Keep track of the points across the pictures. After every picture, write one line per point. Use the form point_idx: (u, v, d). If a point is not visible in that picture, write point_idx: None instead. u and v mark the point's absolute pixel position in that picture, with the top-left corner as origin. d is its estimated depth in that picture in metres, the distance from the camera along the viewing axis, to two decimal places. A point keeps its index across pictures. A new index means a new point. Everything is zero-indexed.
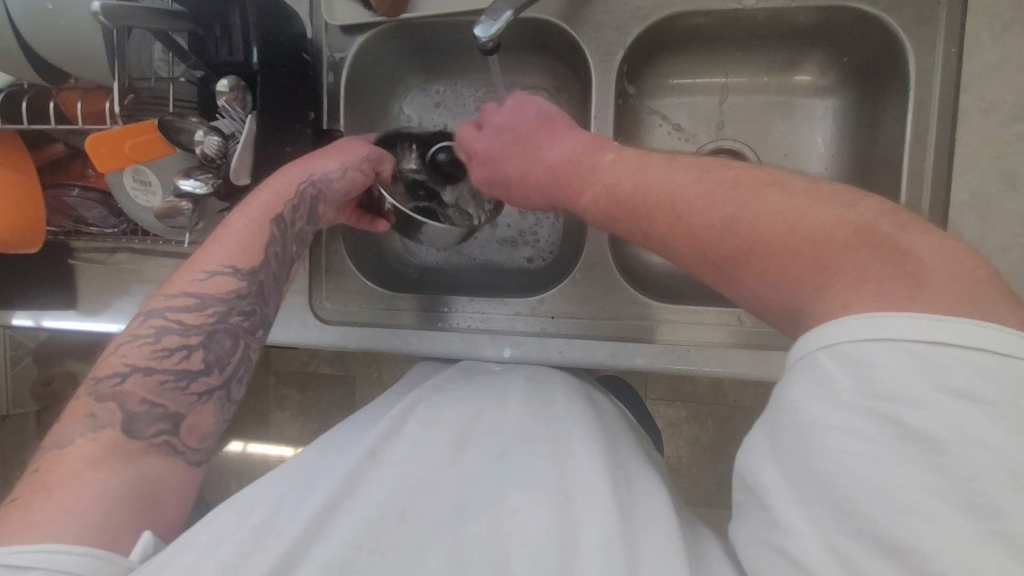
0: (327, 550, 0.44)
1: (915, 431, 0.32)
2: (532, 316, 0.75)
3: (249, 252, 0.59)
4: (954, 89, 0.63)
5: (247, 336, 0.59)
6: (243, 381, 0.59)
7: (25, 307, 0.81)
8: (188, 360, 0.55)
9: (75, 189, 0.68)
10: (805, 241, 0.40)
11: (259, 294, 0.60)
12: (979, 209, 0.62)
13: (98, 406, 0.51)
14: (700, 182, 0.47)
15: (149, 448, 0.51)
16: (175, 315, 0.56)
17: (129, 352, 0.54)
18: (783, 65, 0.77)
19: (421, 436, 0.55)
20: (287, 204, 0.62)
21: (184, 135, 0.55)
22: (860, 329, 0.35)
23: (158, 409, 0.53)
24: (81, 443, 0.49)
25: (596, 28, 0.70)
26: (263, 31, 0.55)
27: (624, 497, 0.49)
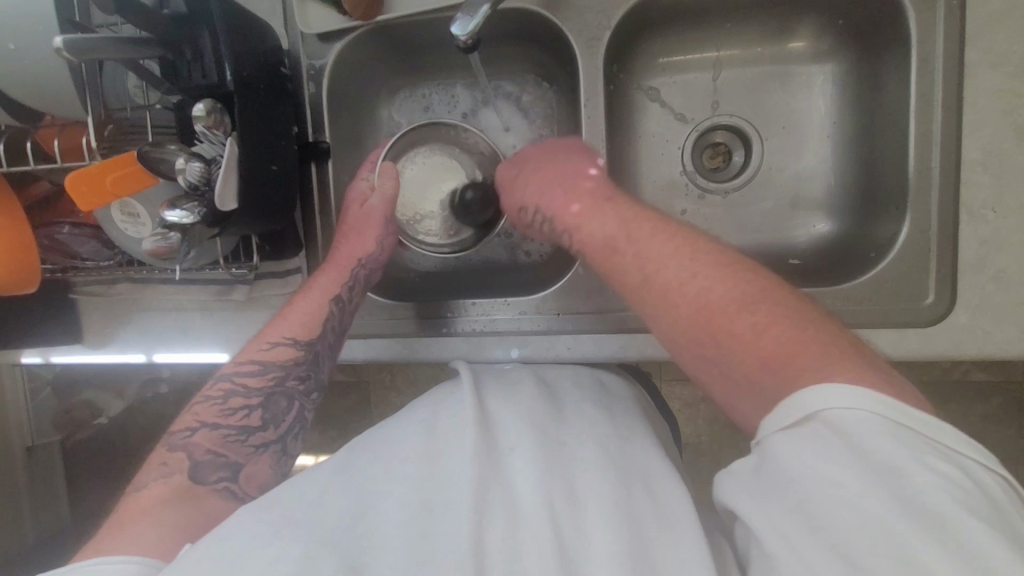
0: (348, 548, 0.44)
1: (916, 495, 0.35)
2: (537, 314, 0.73)
3: (308, 328, 0.66)
4: (959, 44, 0.60)
5: (301, 398, 0.65)
6: (297, 437, 0.65)
7: (32, 345, 0.81)
8: (248, 418, 0.61)
9: (65, 226, 0.67)
10: (782, 340, 0.46)
11: (315, 362, 0.66)
12: (993, 167, 0.61)
13: (170, 455, 0.58)
14: (694, 261, 0.52)
15: (211, 492, 0.57)
16: (242, 379, 0.63)
17: (200, 410, 0.61)
18: (777, 33, 0.74)
19: (447, 427, 0.54)
20: (344, 286, 0.68)
21: (164, 164, 0.53)
22: (828, 397, 0.41)
23: (221, 458, 0.59)
24: (153, 487, 0.55)
25: (578, 12, 0.67)
26: (234, 49, 0.53)
27: (636, 500, 0.47)
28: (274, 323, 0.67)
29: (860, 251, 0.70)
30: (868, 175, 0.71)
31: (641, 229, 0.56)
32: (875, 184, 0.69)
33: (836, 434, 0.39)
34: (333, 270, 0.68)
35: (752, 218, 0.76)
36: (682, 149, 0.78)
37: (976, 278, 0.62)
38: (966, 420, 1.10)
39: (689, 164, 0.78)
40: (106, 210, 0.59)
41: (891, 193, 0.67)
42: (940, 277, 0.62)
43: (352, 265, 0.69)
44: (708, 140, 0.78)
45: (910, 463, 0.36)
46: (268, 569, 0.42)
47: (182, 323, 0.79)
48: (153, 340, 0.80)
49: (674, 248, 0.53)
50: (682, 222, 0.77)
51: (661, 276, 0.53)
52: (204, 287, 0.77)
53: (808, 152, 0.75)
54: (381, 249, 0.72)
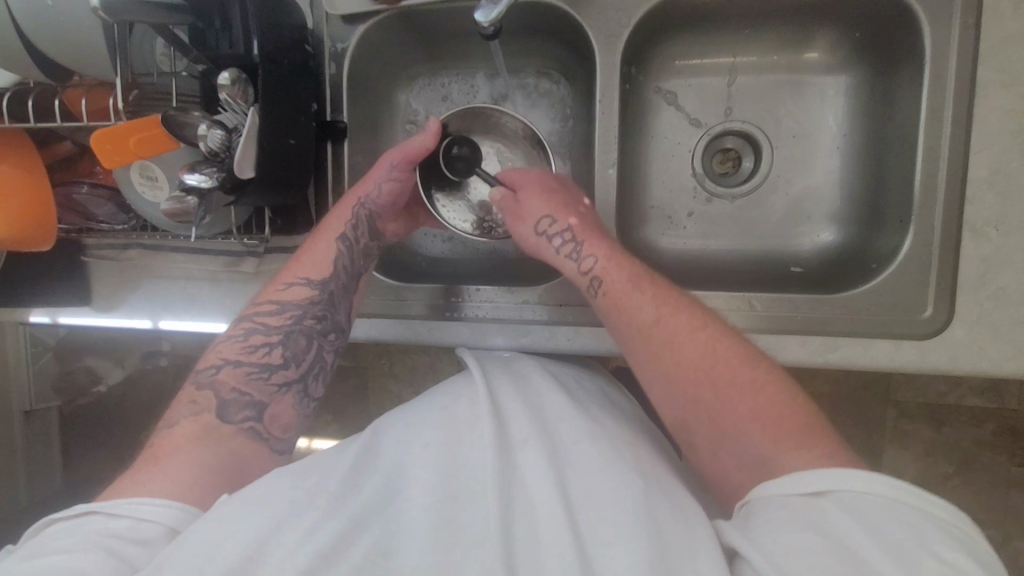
0: (376, 528, 0.44)
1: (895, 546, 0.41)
2: (541, 304, 0.74)
3: (320, 266, 0.67)
4: (971, 62, 0.61)
5: (320, 337, 0.67)
6: (318, 377, 0.67)
7: (43, 304, 0.82)
8: (269, 355, 0.64)
9: (84, 186, 0.68)
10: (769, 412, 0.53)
11: (330, 303, 0.67)
12: (997, 186, 0.61)
13: (198, 394, 0.60)
14: (703, 331, 0.57)
15: (236, 431, 0.59)
16: (261, 318, 0.65)
17: (224, 347, 0.63)
18: (793, 43, 0.75)
19: (468, 417, 0.55)
20: (349, 225, 0.68)
21: (186, 129, 0.55)
22: (843, 481, 0.46)
23: (246, 397, 0.61)
24: (184, 423, 0.58)
25: (599, 10, 0.68)
26: (262, 22, 0.55)
27: (654, 501, 0.47)
28: (290, 262, 0.69)
29: (862, 263, 0.70)
30: (874, 189, 0.72)
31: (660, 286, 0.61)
32: (880, 198, 0.70)
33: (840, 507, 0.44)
34: (339, 210, 0.69)
35: (757, 224, 0.77)
36: (693, 152, 0.79)
37: (975, 295, 0.62)
38: (958, 443, 1.11)
39: (698, 168, 0.79)
40: (125, 172, 0.60)
41: (896, 207, 0.68)
42: (939, 291, 0.63)
43: (354, 206, 0.69)
44: (719, 144, 0.78)
45: (902, 554, 0.40)
46: (293, 546, 0.42)
47: (191, 292, 0.80)
48: (162, 307, 0.81)
49: (664, 311, 0.59)
50: (689, 224, 0.78)
51: (665, 329, 0.58)
52: (215, 258, 0.78)
53: (817, 163, 0.76)
54: (386, 193, 0.70)
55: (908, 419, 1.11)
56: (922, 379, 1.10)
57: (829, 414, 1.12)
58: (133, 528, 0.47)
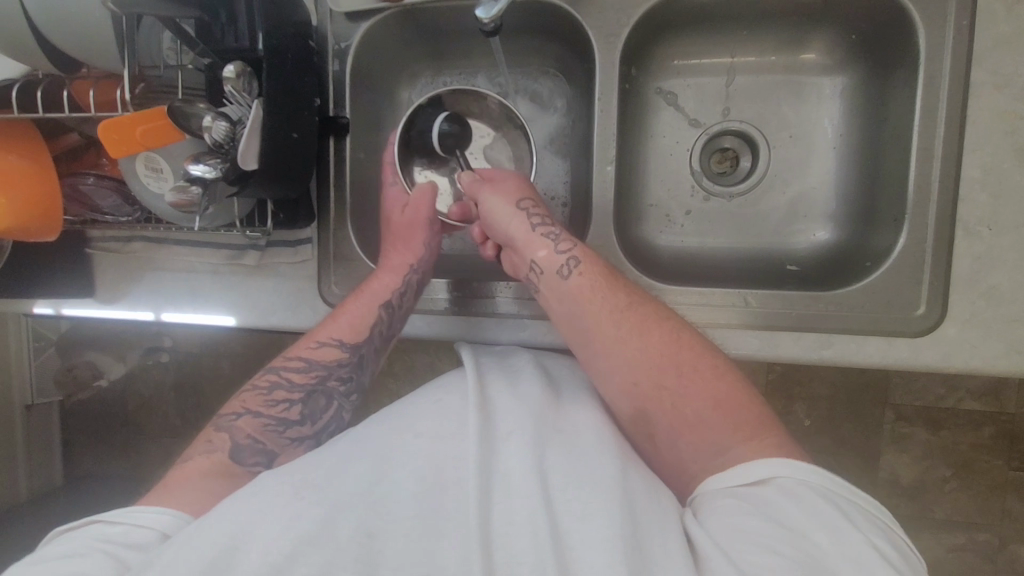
0: (362, 513, 0.46)
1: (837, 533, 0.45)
2: (538, 299, 0.74)
3: (356, 331, 0.68)
4: (964, 64, 0.62)
5: (340, 397, 0.69)
6: (331, 433, 0.68)
7: (47, 296, 0.83)
8: (288, 411, 0.66)
9: (90, 178, 0.70)
10: (716, 401, 0.56)
11: (357, 364, 0.69)
12: (989, 185, 0.62)
13: (216, 434, 0.63)
14: (660, 325, 0.60)
15: (246, 473, 0.62)
16: (287, 374, 0.67)
17: (248, 398, 0.66)
18: (791, 44, 0.76)
19: (459, 406, 0.55)
20: (396, 294, 0.70)
21: (192, 120, 0.56)
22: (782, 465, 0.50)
23: (259, 445, 0.63)
24: (199, 459, 0.61)
25: (599, 9, 0.69)
26: (267, 17, 0.56)
27: (635, 492, 0.48)
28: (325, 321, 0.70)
29: (857, 261, 0.71)
30: (869, 189, 0.72)
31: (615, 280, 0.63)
32: (876, 198, 0.71)
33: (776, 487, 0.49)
34: (386, 276, 0.70)
35: (755, 222, 0.78)
36: (691, 151, 0.80)
37: (968, 294, 0.63)
38: (956, 446, 1.11)
39: (696, 166, 0.79)
40: (131, 163, 0.61)
41: (890, 207, 0.68)
42: (933, 289, 0.64)
43: (405, 272, 0.70)
44: (716, 144, 0.79)
45: (832, 527, 0.45)
46: (283, 529, 0.44)
47: (193, 285, 0.81)
48: (165, 299, 0.82)
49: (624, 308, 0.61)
50: (687, 223, 0.79)
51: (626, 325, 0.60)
52: (217, 251, 0.79)
53: (814, 163, 0.77)
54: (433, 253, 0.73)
55: (904, 423, 1.12)
56: (920, 381, 1.11)
57: (827, 415, 1.12)
58: (130, 533, 0.50)
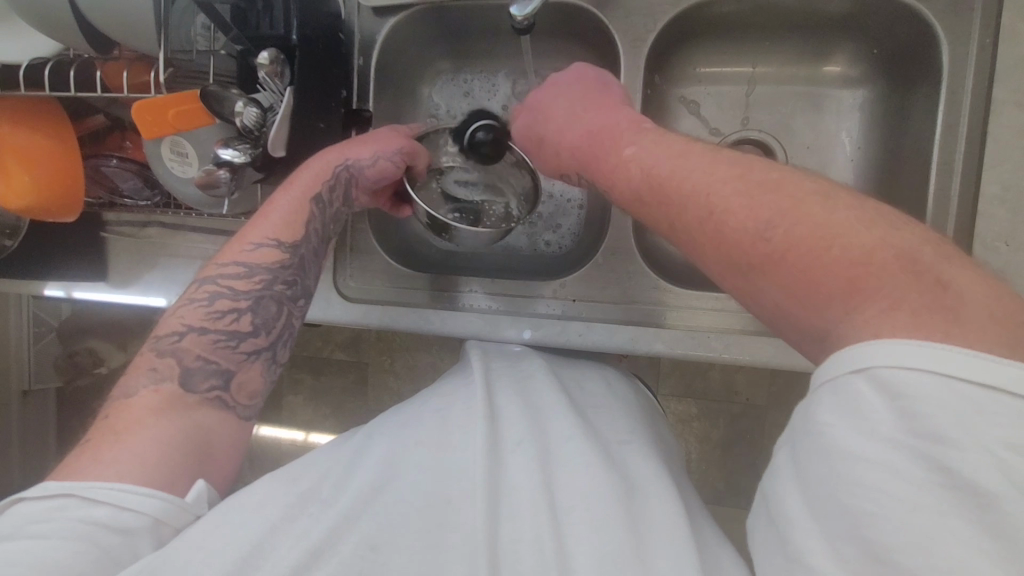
0: (370, 523, 0.46)
1: (956, 471, 0.32)
2: (553, 299, 0.76)
3: (293, 228, 0.64)
4: (987, 80, 0.62)
5: (290, 303, 0.64)
6: (287, 344, 0.64)
7: (58, 278, 0.83)
8: (238, 322, 0.60)
9: (113, 160, 0.70)
10: (846, 262, 0.39)
11: (301, 266, 0.65)
12: (1009, 202, 0.62)
13: (158, 360, 0.57)
14: (739, 181, 0.45)
15: (202, 401, 0.56)
16: (226, 281, 0.61)
17: (185, 313, 0.59)
18: (812, 56, 0.76)
19: (460, 416, 0.55)
20: (324, 185, 0.66)
21: (223, 105, 0.55)
22: (888, 354, 0.34)
23: (212, 365, 0.58)
24: (145, 394, 0.55)
25: (626, 14, 0.70)
26: (302, 6, 0.57)
27: (637, 504, 0.48)
28: (255, 222, 0.65)
29: None
30: (885, 202, 0.73)
31: (692, 150, 0.51)
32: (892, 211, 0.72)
33: (885, 399, 0.34)
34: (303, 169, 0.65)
35: None
36: None
37: None
38: None
39: None
40: (156, 146, 0.61)
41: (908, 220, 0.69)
42: None
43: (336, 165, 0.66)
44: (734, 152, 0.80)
45: (975, 435, 0.32)
46: (295, 543, 0.45)
47: None
48: (176, 286, 0.82)
49: (688, 181, 0.48)
50: None
51: (688, 181, 0.48)
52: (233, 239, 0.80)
53: (831, 175, 0.77)
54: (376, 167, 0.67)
55: None
56: None
57: None
58: (115, 518, 0.46)
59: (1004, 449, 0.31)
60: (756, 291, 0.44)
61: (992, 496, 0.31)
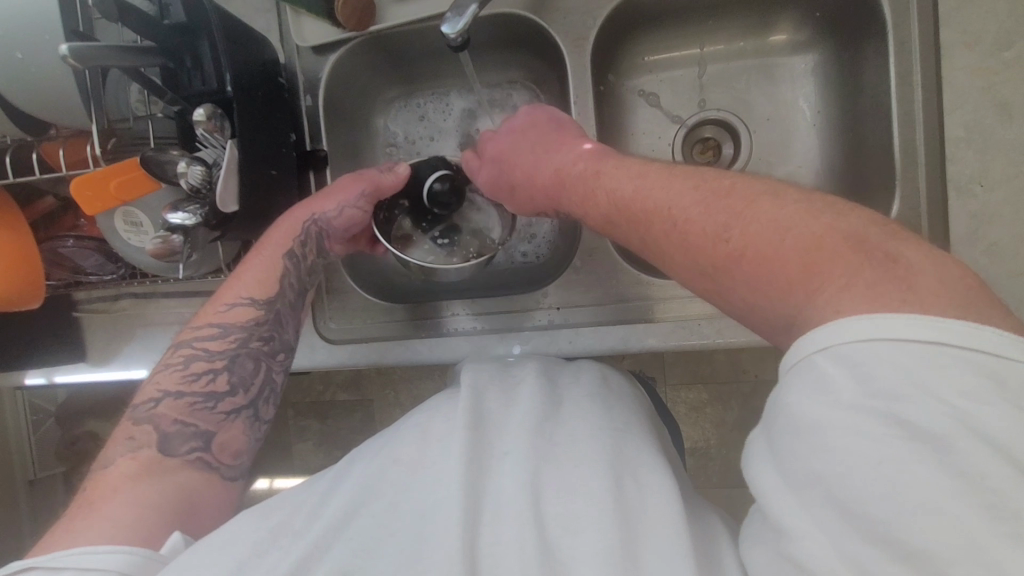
0: (345, 549, 0.45)
1: (923, 429, 0.30)
2: (538, 309, 0.74)
3: (267, 284, 0.64)
4: (932, 25, 0.62)
5: (267, 358, 0.63)
6: (269, 400, 0.63)
7: (36, 364, 0.81)
8: (214, 382, 0.59)
9: (71, 239, 0.68)
10: (797, 251, 0.39)
11: (277, 321, 0.65)
12: (977, 142, 0.61)
13: (136, 429, 0.56)
14: (697, 193, 0.47)
15: (183, 464, 0.55)
16: (201, 344, 0.61)
17: (162, 379, 0.59)
18: (757, 29, 0.76)
19: (441, 429, 0.53)
20: (298, 241, 0.67)
21: (166, 167, 0.55)
22: (850, 328, 0.34)
23: (190, 428, 0.57)
24: (121, 462, 0.53)
25: (564, 14, 0.69)
26: (233, 56, 0.55)
27: (625, 492, 0.47)
28: (229, 283, 0.65)
29: None
30: (855, 160, 0.72)
31: (657, 171, 0.53)
32: (864, 168, 0.70)
33: (840, 373, 0.33)
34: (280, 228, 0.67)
35: None
36: (673, 144, 0.79)
37: (971, 252, 0.61)
38: None
39: (680, 158, 0.79)
40: (109, 220, 0.60)
41: (880, 174, 0.68)
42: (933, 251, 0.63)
43: (303, 220, 0.67)
44: (697, 135, 0.79)
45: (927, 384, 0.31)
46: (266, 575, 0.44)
47: None
48: (156, 355, 0.80)
49: (658, 201, 0.50)
50: None
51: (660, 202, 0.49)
52: (207, 299, 0.78)
53: (796, 143, 0.76)
54: (341, 214, 0.68)
55: None
56: None
57: None
58: None
59: (954, 397, 0.31)
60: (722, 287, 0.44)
61: (949, 441, 0.30)
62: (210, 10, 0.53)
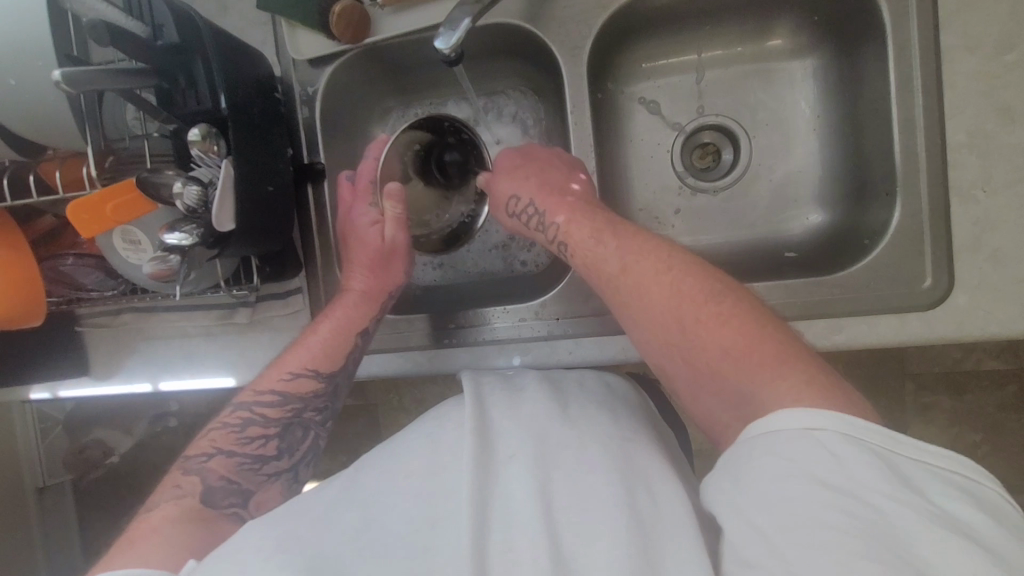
0: (354, 560, 0.44)
1: (911, 516, 0.38)
2: (537, 319, 0.73)
3: (331, 359, 0.66)
4: (933, 29, 0.61)
5: (317, 428, 0.67)
6: (309, 463, 0.66)
7: (41, 379, 0.81)
8: (264, 447, 0.63)
9: (70, 257, 0.68)
10: (751, 359, 0.49)
11: (334, 393, 0.68)
12: (978, 148, 0.61)
13: (184, 478, 0.60)
14: (696, 278, 0.55)
15: (222, 517, 0.59)
16: (260, 409, 0.64)
17: (217, 437, 0.62)
18: (755, 33, 0.75)
19: (451, 438, 0.53)
20: (372, 319, 0.70)
21: (162, 189, 0.55)
22: (840, 423, 0.42)
23: (233, 485, 0.61)
24: (164, 507, 0.57)
25: (559, 24, 0.69)
26: (227, 76, 0.55)
27: (638, 500, 0.47)
28: (294, 349, 0.67)
29: (855, 240, 0.70)
30: (855, 165, 0.71)
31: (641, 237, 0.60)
32: (864, 173, 0.70)
33: (838, 453, 0.41)
34: (354, 297, 0.69)
35: (743, 215, 0.77)
36: (671, 151, 0.79)
37: (972, 259, 0.61)
38: (982, 410, 1.10)
39: (678, 165, 0.79)
40: (108, 239, 0.60)
41: (881, 181, 0.67)
42: (935, 258, 0.62)
43: (382, 296, 0.70)
44: (696, 140, 0.79)
45: (892, 484, 0.39)
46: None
47: (187, 350, 0.79)
48: (160, 368, 0.80)
49: (634, 267, 0.58)
50: (676, 222, 0.79)
51: (631, 278, 0.57)
52: (208, 312, 0.78)
53: (796, 147, 0.76)
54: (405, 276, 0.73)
55: (926, 392, 1.11)
56: (936, 347, 1.10)
57: None
58: None
59: (929, 493, 0.39)
60: (670, 341, 0.54)
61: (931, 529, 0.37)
62: (203, 29, 0.54)
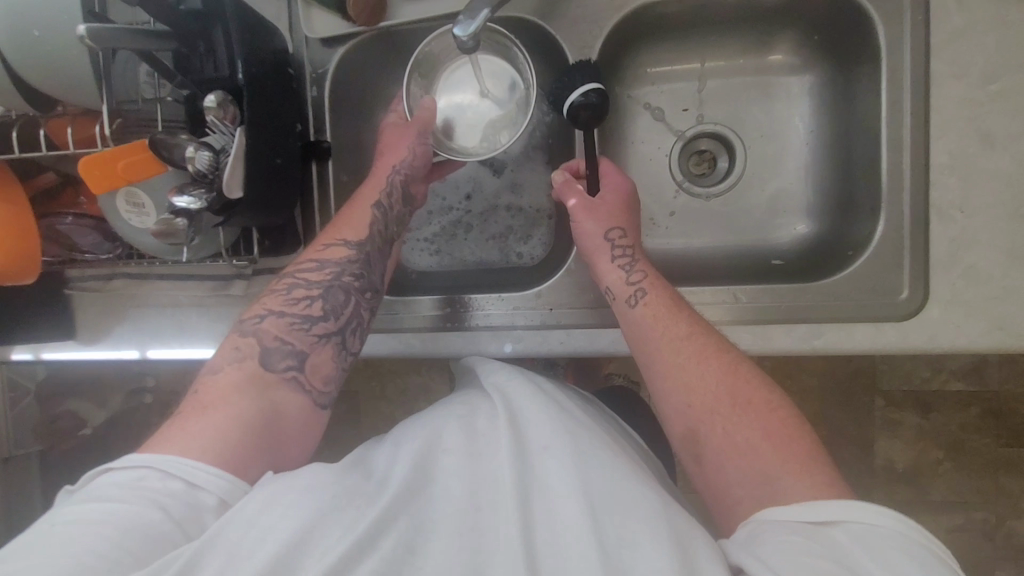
0: (404, 526, 0.44)
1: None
2: (531, 309, 0.75)
3: (357, 228, 0.67)
4: (924, 55, 0.64)
5: (358, 293, 0.65)
6: (357, 332, 0.65)
7: (23, 340, 0.79)
8: (311, 307, 0.63)
9: (69, 216, 0.68)
10: (789, 449, 0.55)
11: (367, 262, 0.67)
12: (960, 170, 0.64)
13: (241, 340, 0.60)
14: (746, 374, 0.61)
15: (280, 380, 0.59)
16: (303, 274, 0.64)
17: (267, 300, 0.63)
18: (756, 47, 0.78)
19: (487, 427, 0.54)
20: (384, 193, 0.70)
21: (174, 151, 0.56)
22: (858, 513, 0.47)
23: (287, 346, 0.60)
24: (228, 371, 0.58)
25: (571, 22, 0.71)
26: (245, 44, 0.56)
27: (671, 507, 0.48)
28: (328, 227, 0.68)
29: (839, 251, 0.73)
30: (843, 181, 0.75)
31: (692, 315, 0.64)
32: (851, 188, 0.73)
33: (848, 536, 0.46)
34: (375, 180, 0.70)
35: (734, 222, 0.80)
36: (669, 156, 0.81)
37: (947, 274, 0.65)
38: (944, 427, 1.15)
39: (675, 169, 0.81)
40: (112, 200, 0.60)
41: (866, 196, 0.70)
42: (912, 272, 0.65)
43: (388, 174, 0.71)
44: (693, 146, 0.81)
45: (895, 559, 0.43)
46: (334, 535, 0.43)
47: (178, 320, 0.79)
48: (148, 336, 0.80)
49: (689, 354, 0.62)
50: (670, 224, 0.81)
51: (687, 354, 0.62)
52: (203, 282, 0.78)
53: (788, 160, 0.79)
54: (416, 155, 0.72)
55: (895, 407, 1.15)
56: (906, 365, 1.15)
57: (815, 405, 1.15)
58: (189, 493, 0.48)
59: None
60: (717, 417, 0.59)
61: None
62: None
